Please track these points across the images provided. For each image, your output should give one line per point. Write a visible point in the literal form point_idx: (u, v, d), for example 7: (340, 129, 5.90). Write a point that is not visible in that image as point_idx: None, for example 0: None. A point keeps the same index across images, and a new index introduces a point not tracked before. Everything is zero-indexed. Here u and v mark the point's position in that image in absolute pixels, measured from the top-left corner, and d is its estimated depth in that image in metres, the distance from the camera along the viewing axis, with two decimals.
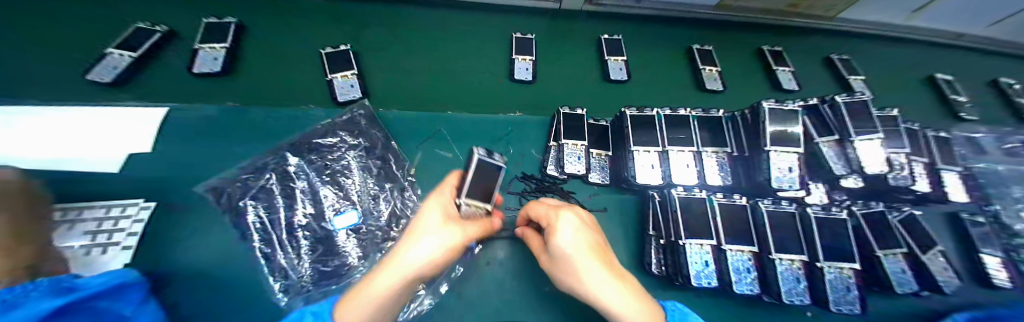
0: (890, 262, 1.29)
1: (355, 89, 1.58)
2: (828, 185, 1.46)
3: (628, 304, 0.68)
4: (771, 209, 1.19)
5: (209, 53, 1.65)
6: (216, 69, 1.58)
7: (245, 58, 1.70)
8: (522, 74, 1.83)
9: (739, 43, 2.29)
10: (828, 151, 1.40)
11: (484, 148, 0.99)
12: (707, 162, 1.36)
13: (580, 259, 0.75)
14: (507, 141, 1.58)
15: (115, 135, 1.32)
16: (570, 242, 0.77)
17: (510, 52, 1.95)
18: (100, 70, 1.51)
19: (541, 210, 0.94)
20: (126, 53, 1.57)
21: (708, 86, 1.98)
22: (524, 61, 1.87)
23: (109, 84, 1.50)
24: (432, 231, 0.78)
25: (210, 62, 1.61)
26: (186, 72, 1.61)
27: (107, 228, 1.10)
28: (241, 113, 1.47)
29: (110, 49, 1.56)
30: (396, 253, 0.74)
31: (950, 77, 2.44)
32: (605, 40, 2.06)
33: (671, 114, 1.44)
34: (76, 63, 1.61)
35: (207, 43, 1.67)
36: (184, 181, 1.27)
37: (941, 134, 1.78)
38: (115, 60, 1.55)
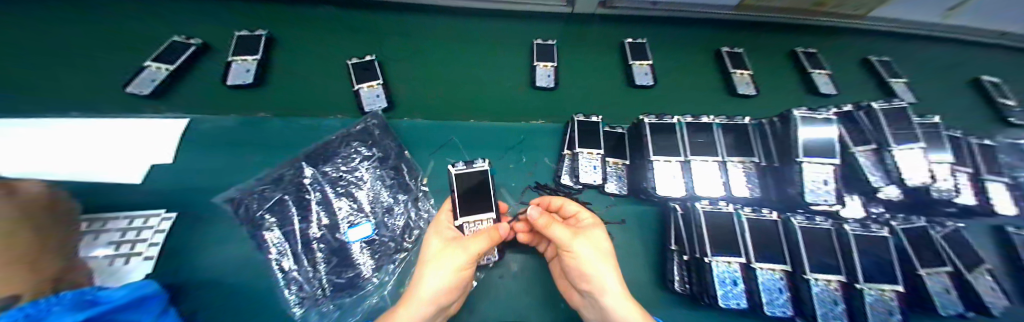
0: (933, 281, 1.19)
1: (381, 98, 1.57)
2: (865, 196, 1.38)
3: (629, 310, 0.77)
4: (805, 225, 1.12)
5: (242, 65, 1.66)
6: (248, 81, 1.59)
7: (275, 70, 1.71)
8: (543, 80, 1.79)
9: (770, 46, 2.20)
10: (865, 161, 1.31)
11: (461, 162, 1.12)
12: (732, 172, 1.29)
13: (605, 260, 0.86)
14: (519, 149, 1.54)
15: (136, 145, 1.35)
16: (603, 244, 0.89)
17: (532, 58, 1.90)
18: (140, 83, 1.55)
19: (575, 210, 1.06)
20: (163, 66, 1.60)
21: (739, 89, 1.90)
22: (545, 67, 1.83)
23: (149, 96, 1.53)
24: (439, 259, 0.80)
25: (243, 74, 1.63)
26: (220, 85, 1.64)
27: (130, 238, 1.11)
28: (259, 122, 1.48)
29: (149, 62, 1.59)
30: (416, 282, 0.78)
31: (998, 79, 2.28)
32: (627, 44, 2.00)
33: (693, 121, 1.37)
34: (106, 73, 1.66)
35: (240, 56, 1.68)
36: (203, 192, 1.27)
37: (986, 142, 1.66)
38: (154, 73, 1.58)
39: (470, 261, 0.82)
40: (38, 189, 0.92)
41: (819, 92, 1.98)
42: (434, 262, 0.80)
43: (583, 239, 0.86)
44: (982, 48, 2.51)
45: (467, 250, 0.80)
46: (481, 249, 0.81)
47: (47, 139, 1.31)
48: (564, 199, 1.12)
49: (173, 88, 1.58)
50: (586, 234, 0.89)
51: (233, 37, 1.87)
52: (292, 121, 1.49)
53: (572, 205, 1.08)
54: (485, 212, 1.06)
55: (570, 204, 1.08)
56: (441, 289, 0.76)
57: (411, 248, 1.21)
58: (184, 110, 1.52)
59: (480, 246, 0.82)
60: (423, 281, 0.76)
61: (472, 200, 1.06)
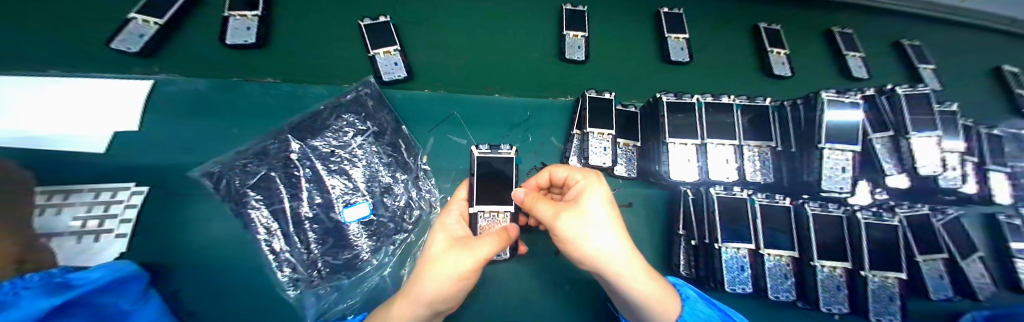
0: (929, 268, 1.22)
1: (399, 67, 1.41)
2: (873, 182, 1.33)
3: (642, 282, 0.69)
4: (818, 212, 1.10)
5: (241, 21, 1.44)
6: (250, 40, 1.39)
7: (280, 29, 1.49)
8: (574, 53, 1.65)
9: (806, 25, 2.10)
10: (881, 148, 1.28)
11: (485, 146, 1.08)
12: (746, 157, 1.24)
13: (607, 233, 0.69)
14: (526, 127, 1.44)
15: (94, 110, 1.17)
16: (600, 213, 0.70)
17: (560, 26, 1.74)
18: (126, 38, 1.32)
19: (563, 173, 0.87)
20: (152, 19, 1.35)
21: (777, 71, 1.85)
22: (576, 37, 1.67)
23: (139, 54, 1.32)
24: (436, 262, 0.66)
25: (243, 32, 1.41)
26: (217, 43, 1.42)
27: (98, 214, 1.00)
28: (240, 86, 1.31)
29: (132, 14, 1.33)
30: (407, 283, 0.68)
31: (1017, 69, 2.28)
32: (664, 14, 1.84)
33: (713, 101, 1.29)
34: (36, 18, 1.36)
35: (238, 11, 1.45)
36: (186, 165, 1.17)
37: (994, 132, 1.66)
38: (141, 28, 1.34)
39: (478, 268, 0.68)
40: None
41: (854, 75, 1.96)
42: (431, 260, 0.68)
43: (571, 214, 0.70)
44: (1012, 36, 2.42)
45: (475, 254, 0.65)
46: (491, 253, 0.67)
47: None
48: (551, 166, 0.94)
49: (169, 46, 1.38)
50: (576, 205, 0.71)
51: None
52: (288, 90, 1.34)
53: (560, 170, 0.90)
54: (503, 205, 1.03)
55: (557, 170, 0.90)
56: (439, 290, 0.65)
57: (411, 230, 1.17)
58: (176, 68, 1.35)
59: (489, 248, 0.69)
60: (418, 284, 0.64)
61: (487, 185, 1.04)
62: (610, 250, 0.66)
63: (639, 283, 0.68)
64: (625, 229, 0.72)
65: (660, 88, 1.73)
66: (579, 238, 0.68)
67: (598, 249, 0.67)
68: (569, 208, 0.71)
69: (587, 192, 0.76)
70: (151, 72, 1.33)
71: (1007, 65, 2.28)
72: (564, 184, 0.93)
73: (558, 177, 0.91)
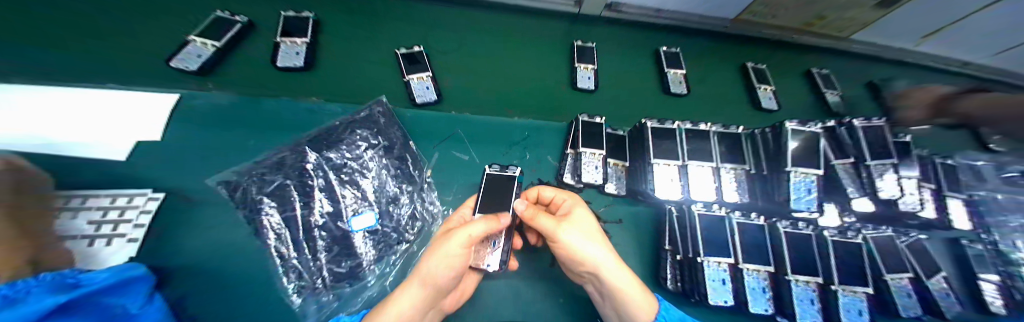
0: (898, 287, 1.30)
1: (431, 91, 1.59)
2: (840, 205, 1.42)
3: (626, 282, 0.82)
4: (789, 231, 1.23)
5: (290, 47, 1.61)
6: (299, 64, 1.55)
7: (324, 53, 1.66)
8: (584, 82, 1.83)
9: (785, 65, 2.37)
10: (843, 173, 1.41)
11: (495, 165, 1.23)
12: (724, 178, 1.35)
13: (594, 240, 0.86)
14: (524, 146, 1.56)
15: (122, 120, 1.26)
16: (586, 224, 0.91)
17: (572, 60, 1.94)
18: (185, 58, 1.47)
19: (551, 194, 1.08)
20: (209, 42, 1.52)
21: (765, 105, 2.04)
22: (586, 69, 1.87)
23: (196, 73, 1.45)
24: (439, 247, 0.78)
25: (292, 57, 1.58)
26: (268, 66, 1.58)
27: (113, 219, 1.04)
28: (260, 103, 1.41)
29: (193, 37, 1.51)
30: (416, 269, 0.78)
31: None
32: (663, 53, 2.07)
33: (692, 127, 1.44)
34: (100, 39, 1.52)
35: (288, 37, 1.63)
36: (202, 171, 1.22)
37: (949, 161, 1.86)
38: (199, 49, 1.50)
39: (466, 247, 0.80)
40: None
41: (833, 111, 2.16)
42: (437, 247, 0.80)
43: (568, 224, 0.87)
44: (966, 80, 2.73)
45: (465, 233, 0.80)
46: (480, 230, 0.81)
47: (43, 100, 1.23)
48: (541, 186, 1.13)
49: (221, 66, 1.51)
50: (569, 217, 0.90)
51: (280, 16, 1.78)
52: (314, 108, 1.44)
53: (547, 190, 1.09)
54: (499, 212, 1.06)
55: (545, 190, 1.09)
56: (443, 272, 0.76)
57: (412, 240, 1.23)
58: (223, 86, 1.47)
59: (477, 229, 0.82)
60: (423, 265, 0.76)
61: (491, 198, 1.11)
62: (599, 254, 0.82)
63: (624, 283, 0.81)
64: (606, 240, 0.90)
65: (659, 113, 1.89)
66: (568, 238, 0.85)
67: (590, 253, 0.81)
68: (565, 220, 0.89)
69: (574, 211, 0.96)
70: (206, 87, 1.44)
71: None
72: (551, 204, 1.11)
73: (545, 197, 1.10)
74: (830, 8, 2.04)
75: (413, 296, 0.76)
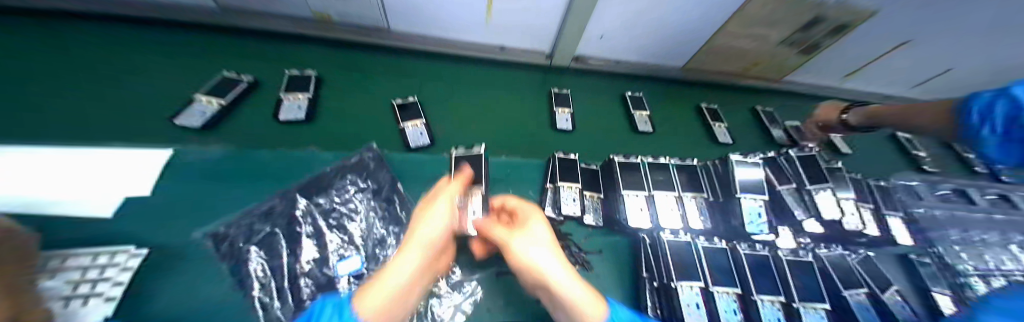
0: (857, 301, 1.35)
1: (424, 135, 1.73)
2: (794, 227, 1.57)
3: (582, 295, 0.74)
4: (748, 253, 1.36)
5: (294, 102, 1.75)
6: (301, 117, 1.68)
7: (324, 104, 1.82)
8: (563, 124, 2.05)
9: (733, 102, 2.74)
10: (789, 197, 1.59)
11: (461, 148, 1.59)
12: (687, 204, 1.51)
13: (546, 247, 0.87)
14: (507, 182, 1.66)
15: (110, 178, 1.26)
16: (542, 234, 0.93)
17: (550, 104, 2.18)
18: (190, 115, 1.58)
19: (513, 203, 1.14)
20: (215, 100, 1.64)
21: (722, 139, 2.31)
22: (563, 112, 2.10)
23: (199, 129, 1.54)
24: (429, 216, 0.94)
25: (294, 109, 1.71)
26: (270, 118, 1.70)
27: (91, 278, 0.95)
28: (251, 155, 1.47)
29: (199, 96, 1.63)
30: (411, 234, 0.88)
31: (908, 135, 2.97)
32: (629, 96, 2.37)
33: (653, 161, 1.64)
34: (103, 104, 1.62)
35: (292, 93, 1.78)
36: (188, 224, 1.22)
37: (882, 184, 2.17)
38: (205, 107, 1.62)
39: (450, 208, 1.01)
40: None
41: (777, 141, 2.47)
42: (423, 217, 0.94)
43: (520, 236, 0.91)
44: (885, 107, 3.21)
45: (448, 194, 1.03)
46: (456, 187, 1.08)
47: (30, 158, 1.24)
48: (504, 196, 1.21)
49: (222, 121, 1.61)
50: (523, 228, 0.95)
51: (283, 74, 1.99)
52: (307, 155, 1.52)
53: (510, 200, 1.16)
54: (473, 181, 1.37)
55: (508, 199, 1.17)
56: (436, 233, 0.90)
57: None
58: (220, 138, 1.55)
59: (455, 187, 1.09)
60: (417, 230, 0.88)
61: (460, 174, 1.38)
62: (549, 265, 0.80)
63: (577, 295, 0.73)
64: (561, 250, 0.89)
65: (630, 149, 2.10)
66: (516, 241, 0.90)
67: (539, 264, 0.81)
68: (518, 233, 0.93)
69: (530, 221, 1.00)
70: (206, 142, 1.51)
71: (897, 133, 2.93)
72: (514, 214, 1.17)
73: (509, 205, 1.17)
74: (759, 56, 2.46)
75: (415, 257, 0.79)
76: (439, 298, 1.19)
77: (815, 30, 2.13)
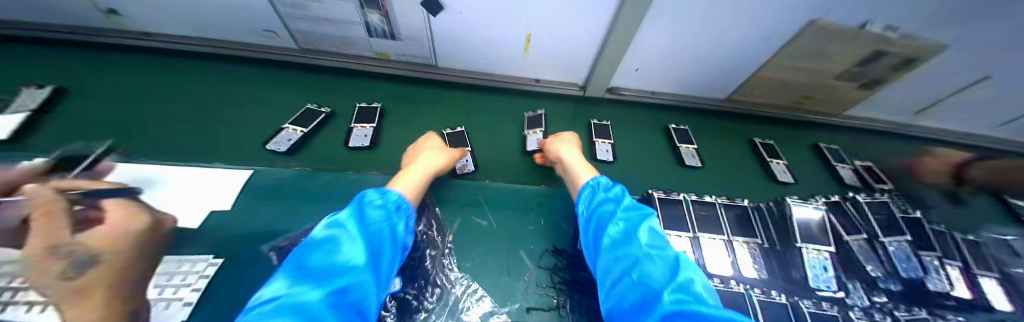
0: None
1: (470, 162, 1.81)
2: (865, 284, 1.38)
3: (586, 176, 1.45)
4: (813, 310, 1.22)
5: (361, 130, 1.86)
6: (367, 143, 1.79)
7: (387, 136, 1.93)
8: (604, 154, 2.04)
9: (780, 136, 2.58)
10: (857, 250, 1.47)
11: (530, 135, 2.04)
12: (739, 251, 1.39)
13: (575, 154, 1.60)
14: (539, 211, 1.65)
15: (195, 192, 1.40)
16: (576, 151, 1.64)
17: (590, 135, 2.19)
18: (278, 141, 1.72)
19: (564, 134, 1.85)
20: (300, 128, 1.79)
21: (781, 178, 2.15)
22: (604, 143, 2.10)
23: (282, 153, 1.68)
24: (427, 154, 1.54)
25: (360, 137, 1.82)
26: (340, 144, 1.82)
27: (174, 283, 1.06)
28: (311, 175, 1.55)
29: (287, 125, 1.79)
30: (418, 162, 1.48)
31: None
32: (674, 129, 2.33)
33: (698, 199, 1.55)
34: (193, 120, 1.87)
35: (360, 123, 1.90)
36: (261, 238, 1.26)
37: (968, 238, 1.87)
38: (290, 134, 1.76)
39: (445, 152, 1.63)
40: (130, 225, 1.01)
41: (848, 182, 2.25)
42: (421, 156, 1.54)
43: (566, 147, 1.65)
44: None
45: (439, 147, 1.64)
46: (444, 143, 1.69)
47: (148, 172, 1.47)
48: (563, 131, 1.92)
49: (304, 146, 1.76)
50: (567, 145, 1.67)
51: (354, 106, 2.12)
52: (364, 183, 1.56)
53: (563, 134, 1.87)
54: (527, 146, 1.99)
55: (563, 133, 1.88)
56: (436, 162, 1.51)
57: (431, 309, 1.20)
58: (307, 162, 1.68)
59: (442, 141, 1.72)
60: (421, 160, 1.49)
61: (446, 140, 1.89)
62: (576, 161, 1.54)
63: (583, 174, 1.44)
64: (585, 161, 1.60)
65: (672, 184, 2.02)
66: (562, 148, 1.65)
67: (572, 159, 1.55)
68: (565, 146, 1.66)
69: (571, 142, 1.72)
70: (288, 165, 1.64)
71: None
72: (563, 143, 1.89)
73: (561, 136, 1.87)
74: (811, 89, 2.32)
75: (425, 172, 1.41)
76: None
77: (876, 64, 1.96)
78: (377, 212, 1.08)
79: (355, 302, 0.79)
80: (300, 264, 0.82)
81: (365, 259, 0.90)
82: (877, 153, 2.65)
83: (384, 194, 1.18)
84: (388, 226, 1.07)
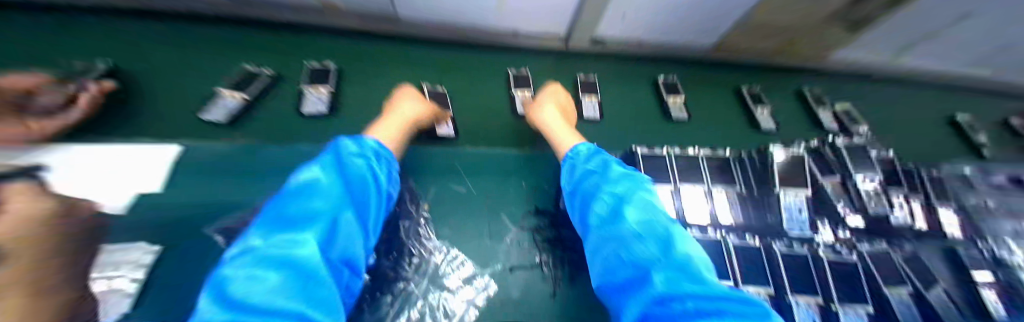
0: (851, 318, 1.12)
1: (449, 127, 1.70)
2: (834, 221, 1.45)
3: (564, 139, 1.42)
4: (785, 252, 1.26)
5: (314, 93, 1.68)
6: (323, 110, 1.63)
7: (347, 98, 1.79)
8: (591, 111, 1.95)
9: (767, 81, 2.52)
10: (830, 192, 1.48)
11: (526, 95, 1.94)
12: (718, 200, 1.39)
13: (551, 118, 1.53)
14: (520, 174, 1.61)
15: (117, 174, 1.21)
16: (554, 116, 1.54)
17: (576, 90, 2.07)
18: (216, 109, 1.53)
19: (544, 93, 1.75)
20: (240, 94, 1.58)
21: (765, 125, 2.14)
22: (591, 98, 1.99)
23: (224, 123, 1.51)
24: (407, 105, 1.46)
25: (315, 103, 1.65)
26: (292, 113, 1.66)
27: (106, 274, 0.94)
28: (255, 152, 1.40)
29: (224, 90, 1.57)
30: (395, 114, 1.39)
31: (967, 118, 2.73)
32: (662, 81, 2.21)
33: (682, 154, 1.50)
34: None
35: (313, 85, 1.70)
36: (213, 215, 1.19)
37: (932, 174, 1.94)
38: (229, 101, 1.55)
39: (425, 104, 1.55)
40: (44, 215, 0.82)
41: (824, 127, 2.26)
42: (401, 106, 1.45)
43: (544, 115, 1.56)
44: (936, 87, 2.94)
45: (418, 99, 1.55)
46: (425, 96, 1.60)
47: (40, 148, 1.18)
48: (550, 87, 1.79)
49: (247, 117, 1.58)
50: (542, 111, 1.59)
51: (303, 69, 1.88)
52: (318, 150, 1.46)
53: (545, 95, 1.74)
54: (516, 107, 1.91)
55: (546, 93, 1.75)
56: (415, 114, 1.44)
57: (411, 278, 1.20)
58: (246, 132, 1.53)
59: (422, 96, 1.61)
60: (399, 111, 1.41)
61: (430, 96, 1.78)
62: (553, 127, 1.49)
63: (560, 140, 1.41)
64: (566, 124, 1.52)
65: (657, 138, 1.97)
66: (543, 115, 1.57)
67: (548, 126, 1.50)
68: (542, 113, 1.58)
69: (545, 105, 1.62)
70: (232, 136, 1.49)
71: (957, 115, 2.74)
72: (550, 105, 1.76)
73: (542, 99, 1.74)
74: (800, 32, 2.22)
75: (402, 124, 1.35)
76: (452, 292, 1.20)
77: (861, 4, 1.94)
78: (356, 162, 1.00)
79: (343, 251, 0.78)
80: (280, 211, 0.75)
81: (352, 208, 0.88)
82: (855, 98, 2.66)
83: (361, 142, 1.10)
84: (372, 172, 1.03)
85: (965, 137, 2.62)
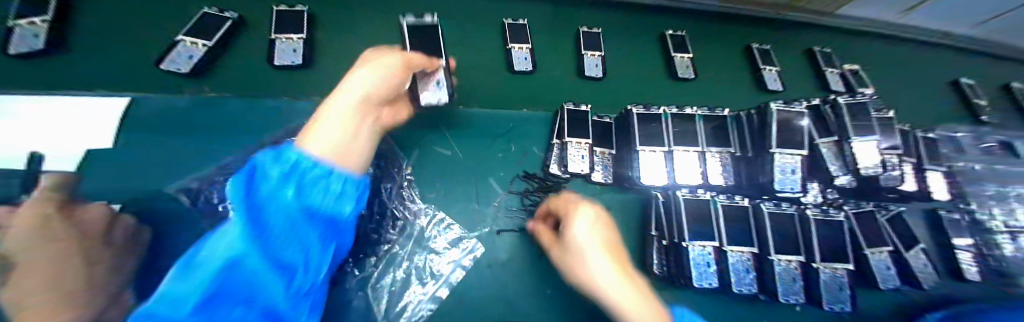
0: (826, 274, 1.19)
1: (443, 90, 1.18)
2: (823, 184, 1.47)
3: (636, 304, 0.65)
4: (772, 210, 1.23)
5: (286, 43, 1.51)
6: (296, 61, 1.47)
7: (322, 50, 1.61)
8: (592, 70, 1.82)
9: (778, 39, 2.35)
10: (828, 153, 1.41)
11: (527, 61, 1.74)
12: (710, 162, 1.36)
13: (591, 252, 0.78)
14: (508, 138, 1.52)
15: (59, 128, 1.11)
16: (596, 248, 0.80)
17: (577, 46, 1.92)
18: (175, 58, 1.36)
19: (562, 204, 1.03)
20: (200, 42, 1.40)
21: (770, 86, 2.05)
22: (594, 56, 1.85)
23: (187, 75, 1.36)
24: (362, 72, 0.75)
25: (288, 54, 1.49)
26: (262, 63, 1.50)
27: None
28: (220, 103, 1.29)
29: (179, 36, 1.38)
30: (336, 92, 0.70)
31: (972, 81, 2.65)
32: (670, 35, 2.04)
33: (678, 112, 1.42)
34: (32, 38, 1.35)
35: (283, 33, 1.51)
36: (184, 171, 1.12)
37: (929, 135, 1.89)
38: (189, 49, 1.38)
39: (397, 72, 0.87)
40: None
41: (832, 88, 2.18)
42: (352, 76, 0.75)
43: (580, 252, 0.80)
44: (949, 48, 2.81)
45: (384, 62, 0.83)
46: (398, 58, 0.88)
47: None
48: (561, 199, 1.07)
49: (215, 69, 1.42)
50: (571, 240, 0.83)
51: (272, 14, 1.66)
52: (294, 107, 1.33)
53: (565, 205, 1.01)
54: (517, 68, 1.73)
55: (562, 203, 1.03)
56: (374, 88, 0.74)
57: (396, 240, 1.14)
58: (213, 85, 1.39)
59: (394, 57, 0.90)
60: (342, 87, 0.70)
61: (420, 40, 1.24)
62: (604, 272, 0.73)
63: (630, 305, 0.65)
64: (620, 263, 0.77)
65: (659, 99, 1.88)
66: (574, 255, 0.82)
67: (590, 273, 0.76)
68: (573, 252, 0.83)
69: (574, 221, 0.88)
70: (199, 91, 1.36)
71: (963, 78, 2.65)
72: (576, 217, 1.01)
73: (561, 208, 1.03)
74: None
75: (349, 111, 0.66)
76: (439, 254, 1.18)
77: None
78: (277, 190, 0.50)
79: None
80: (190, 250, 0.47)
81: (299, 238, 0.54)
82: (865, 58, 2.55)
83: (283, 155, 0.54)
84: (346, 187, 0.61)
85: (967, 101, 2.56)
